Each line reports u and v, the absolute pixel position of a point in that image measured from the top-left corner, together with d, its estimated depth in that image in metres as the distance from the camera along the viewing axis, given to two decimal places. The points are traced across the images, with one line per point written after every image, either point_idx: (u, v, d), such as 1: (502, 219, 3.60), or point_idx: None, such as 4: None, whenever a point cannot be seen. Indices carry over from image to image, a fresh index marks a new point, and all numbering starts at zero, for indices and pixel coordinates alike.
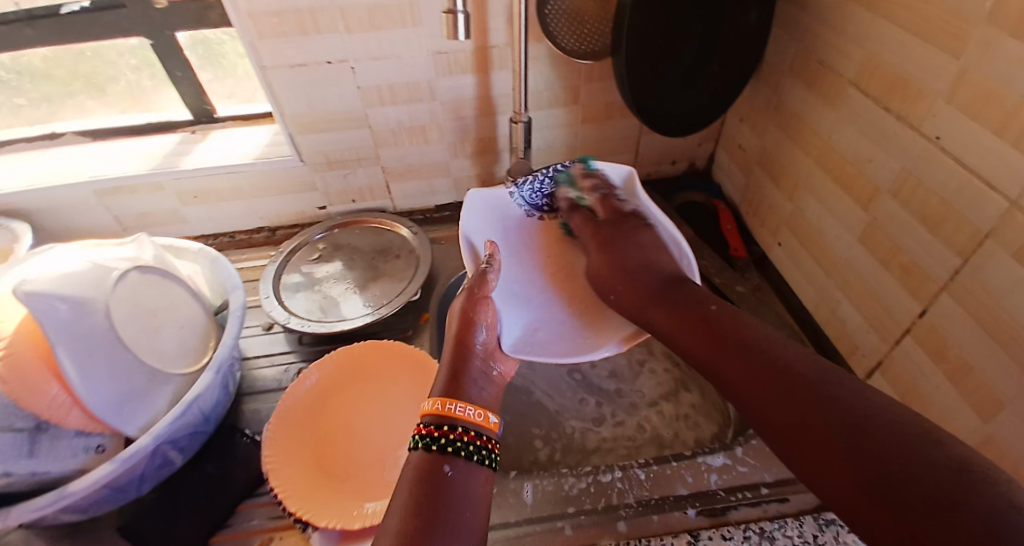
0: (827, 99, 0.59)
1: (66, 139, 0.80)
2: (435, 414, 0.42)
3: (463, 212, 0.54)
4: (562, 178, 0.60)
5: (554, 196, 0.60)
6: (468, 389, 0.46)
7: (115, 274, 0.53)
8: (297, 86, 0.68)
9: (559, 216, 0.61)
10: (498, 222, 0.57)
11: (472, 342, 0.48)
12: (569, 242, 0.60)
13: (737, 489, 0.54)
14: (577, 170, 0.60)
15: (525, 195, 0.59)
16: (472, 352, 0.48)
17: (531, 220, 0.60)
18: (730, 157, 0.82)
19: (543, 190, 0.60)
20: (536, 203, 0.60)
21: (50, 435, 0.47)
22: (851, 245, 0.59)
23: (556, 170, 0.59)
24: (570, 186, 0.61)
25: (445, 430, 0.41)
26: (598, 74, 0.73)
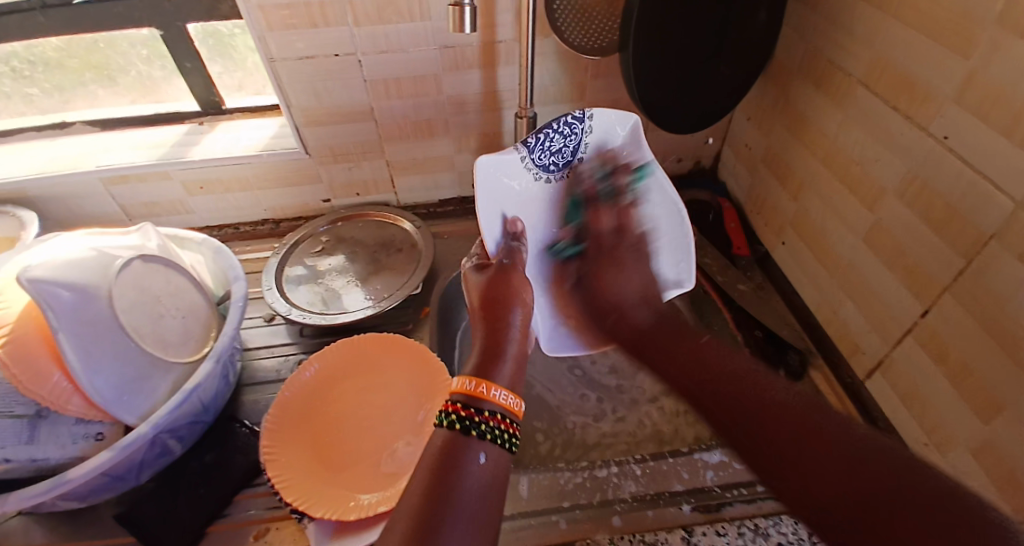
0: (835, 99, 0.59)
1: (77, 128, 0.81)
2: (465, 394, 0.39)
3: (476, 199, 0.48)
4: (570, 132, 0.54)
5: (566, 151, 0.55)
6: (497, 367, 0.42)
7: (118, 262, 0.53)
8: (304, 79, 0.68)
9: (570, 171, 0.57)
10: (509, 198, 0.53)
11: (508, 320, 0.46)
12: (568, 203, 0.58)
13: (733, 486, 0.54)
14: (589, 122, 0.54)
15: (535, 156, 0.53)
16: (506, 335, 0.45)
17: (543, 184, 0.55)
18: (736, 157, 0.81)
19: (550, 148, 0.54)
20: (545, 163, 0.54)
21: (50, 422, 0.47)
22: (856, 246, 0.58)
23: (569, 123, 0.53)
24: (580, 139, 0.54)
25: (476, 412, 0.38)
26: (604, 71, 0.72)
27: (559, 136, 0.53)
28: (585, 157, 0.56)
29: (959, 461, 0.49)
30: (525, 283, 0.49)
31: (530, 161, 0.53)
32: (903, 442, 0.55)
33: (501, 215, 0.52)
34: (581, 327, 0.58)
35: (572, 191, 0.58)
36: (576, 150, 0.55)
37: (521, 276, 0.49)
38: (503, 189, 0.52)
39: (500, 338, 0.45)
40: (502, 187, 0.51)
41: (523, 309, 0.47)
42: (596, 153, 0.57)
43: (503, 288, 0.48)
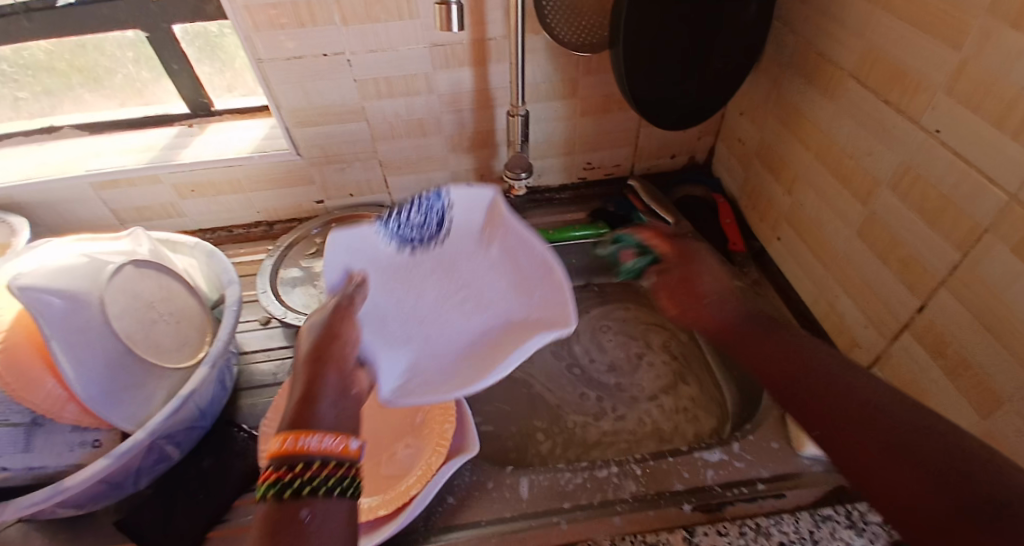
0: (826, 92, 0.59)
1: (65, 133, 0.80)
2: (280, 456, 0.35)
3: (325, 269, 0.47)
4: (427, 210, 0.51)
5: (430, 227, 0.51)
6: (315, 411, 0.38)
7: (110, 268, 0.53)
8: (293, 79, 0.67)
9: (432, 245, 0.51)
10: (369, 262, 0.49)
11: (325, 358, 0.42)
12: (449, 270, 0.52)
13: (733, 485, 0.53)
14: (445, 200, 0.51)
15: (393, 229, 0.50)
16: (324, 386, 0.40)
17: (406, 258, 0.51)
18: (730, 152, 0.81)
19: (409, 223, 0.51)
20: (406, 235, 0.51)
21: (46, 430, 0.47)
22: (851, 239, 0.58)
23: (426, 199, 0.51)
24: (440, 216, 0.51)
25: (296, 470, 0.34)
26: (597, 66, 0.72)
27: (415, 212, 0.51)
28: (448, 232, 0.52)
29: None
30: (354, 324, 0.45)
31: (386, 231, 0.50)
32: None
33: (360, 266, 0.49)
34: (452, 366, 0.47)
35: (436, 263, 0.52)
36: (441, 226, 0.51)
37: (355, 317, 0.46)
38: (362, 250, 0.49)
39: (312, 393, 0.39)
40: (366, 252, 0.49)
41: (340, 362, 0.42)
42: (464, 229, 0.52)
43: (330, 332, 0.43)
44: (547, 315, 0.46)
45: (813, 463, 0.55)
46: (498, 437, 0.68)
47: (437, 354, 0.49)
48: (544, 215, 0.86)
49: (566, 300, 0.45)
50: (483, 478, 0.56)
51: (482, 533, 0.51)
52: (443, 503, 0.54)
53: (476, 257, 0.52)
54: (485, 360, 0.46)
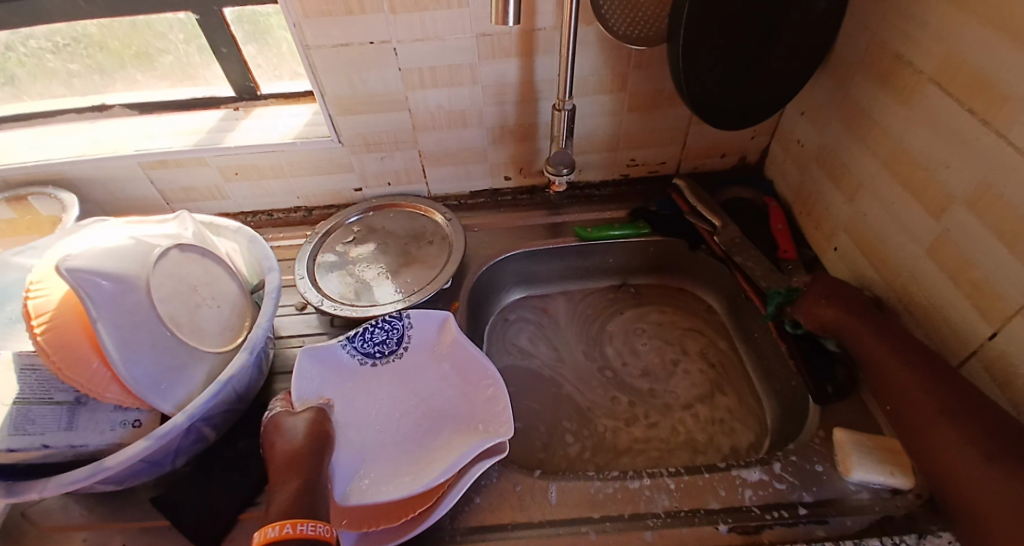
0: (901, 98, 0.54)
1: (115, 112, 0.82)
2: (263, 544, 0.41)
3: (295, 370, 0.58)
4: (392, 327, 0.63)
5: (391, 342, 0.63)
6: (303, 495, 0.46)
7: (156, 251, 0.54)
8: (338, 67, 0.67)
9: (394, 358, 0.63)
10: (329, 380, 0.60)
11: (300, 467, 0.49)
12: (408, 382, 0.63)
13: (773, 507, 0.51)
14: (405, 319, 0.63)
15: (357, 345, 0.62)
16: (302, 475, 0.48)
17: (369, 367, 0.62)
18: (786, 154, 0.77)
19: (373, 340, 0.63)
20: (369, 350, 0.63)
21: (89, 408, 0.49)
22: (917, 256, 0.54)
23: (390, 320, 0.63)
24: (401, 332, 0.63)
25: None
26: (648, 61, 0.69)
27: (381, 331, 0.63)
28: (407, 347, 0.63)
29: None
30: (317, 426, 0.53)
31: (350, 348, 0.61)
32: None
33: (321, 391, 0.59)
34: (399, 473, 0.55)
35: (401, 374, 0.63)
36: (401, 342, 0.63)
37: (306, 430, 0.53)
38: (328, 373, 0.60)
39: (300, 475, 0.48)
40: (333, 369, 0.61)
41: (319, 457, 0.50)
42: (422, 342, 0.64)
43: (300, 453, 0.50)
44: (491, 424, 0.56)
45: (858, 488, 0.53)
46: (526, 437, 0.68)
47: (403, 444, 0.58)
48: (583, 212, 0.84)
49: (504, 416, 0.55)
50: (511, 480, 0.55)
51: (508, 537, 0.51)
52: (470, 502, 0.53)
53: (432, 370, 0.63)
54: (428, 464, 0.55)
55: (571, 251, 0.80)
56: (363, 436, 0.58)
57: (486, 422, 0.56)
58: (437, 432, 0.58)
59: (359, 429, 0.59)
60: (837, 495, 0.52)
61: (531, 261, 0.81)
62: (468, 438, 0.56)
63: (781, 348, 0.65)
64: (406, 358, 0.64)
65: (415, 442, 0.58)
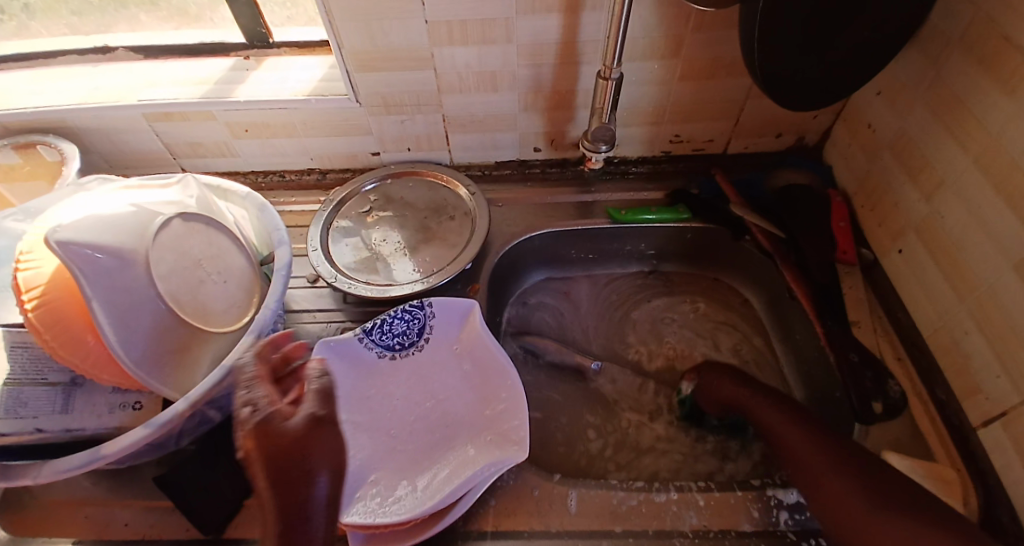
0: (1011, 85, 0.46)
1: (118, 56, 0.76)
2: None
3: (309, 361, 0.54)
4: (413, 318, 0.59)
5: (411, 333, 0.59)
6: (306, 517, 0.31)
7: (157, 221, 0.49)
8: (357, 16, 0.60)
9: (412, 352, 0.59)
10: (344, 374, 0.56)
11: (295, 498, 0.31)
12: (425, 380, 0.58)
13: (809, 535, 0.47)
14: (428, 309, 0.58)
15: (375, 336, 0.57)
16: (300, 508, 0.31)
17: (388, 361, 0.58)
18: (852, 137, 0.68)
19: (392, 332, 0.58)
20: (387, 342, 0.58)
21: (85, 390, 0.46)
22: (1002, 271, 0.48)
23: (410, 310, 0.58)
24: (422, 323, 0.59)
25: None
26: (709, 23, 0.60)
27: (401, 322, 0.58)
28: (427, 340, 0.59)
29: None
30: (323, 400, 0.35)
31: (367, 341, 0.57)
32: None
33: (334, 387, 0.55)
34: (406, 490, 0.51)
35: (418, 369, 0.59)
36: (422, 333, 0.59)
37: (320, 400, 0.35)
38: (343, 365, 0.56)
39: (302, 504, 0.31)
40: (349, 360, 0.56)
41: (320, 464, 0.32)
42: (444, 334, 0.59)
43: (301, 459, 0.31)
44: (505, 436, 0.51)
45: None
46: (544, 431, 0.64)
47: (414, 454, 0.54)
48: (617, 190, 0.77)
49: (519, 431, 0.50)
50: (528, 483, 0.52)
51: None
52: (484, 505, 0.50)
53: (451, 366, 0.59)
54: (437, 482, 0.50)
55: (604, 234, 0.74)
56: (373, 436, 0.55)
57: (501, 434, 0.52)
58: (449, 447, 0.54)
59: (370, 430, 0.55)
60: None
61: (560, 241, 0.75)
62: (479, 459, 0.51)
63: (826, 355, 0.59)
64: (427, 352, 0.59)
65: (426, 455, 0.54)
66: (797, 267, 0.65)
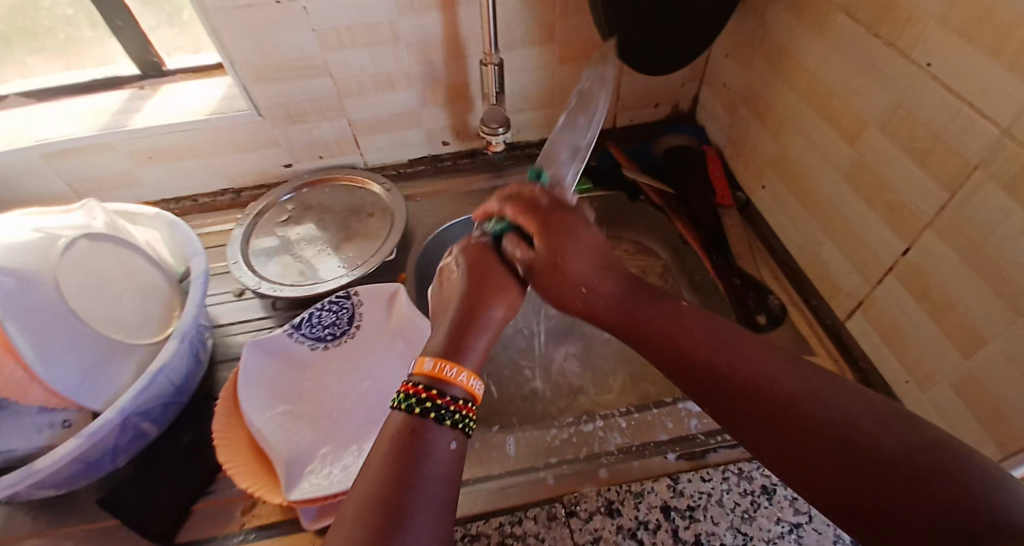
0: (815, 29, 0.56)
1: (9, 102, 0.74)
2: (434, 377, 0.37)
3: (243, 360, 0.55)
4: (340, 308, 0.63)
5: (341, 322, 0.62)
6: (471, 341, 0.41)
7: (60, 244, 0.50)
8: (247, 31, 0.63)
9: (344, 339, 0.62)
10: (280, 370, 0.58)
11: (486, 315, 0.43)
12: (359, 364, 0.61)
13: (716, 432, 0.54)
14: (354, 297, 0.63)
15: (305, 330, 0.61)
16: (484, 323, 0.43)
17: (321, 351, 0.61)
18: (715, 98, 0.78)
19: (322, 323, 0.62)
20: (318, 334, 0.61)
21: (9, 414, 0.45)
22: (837, 184, 0.57)
23: (337, 301, 0.63)
24: (350, 311, 0.63)
25: (444, 397, 0.37)
26: (574, 8, 0.68)
27: (328, 313, 0.62)
28: (358, 327, 0.63)
29: (939, 395, 0.49)
30: (502, 281, 0.46)
31: (298, 335, 0.60)
32: (885, 382, 0.55)
33: (270, 383, 0.56)
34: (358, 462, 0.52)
35: (352, 355, 0.62)
36: (351, 321, 0.63)
37: (498, 276, 0.46)
38: (276, 362, 0.58)
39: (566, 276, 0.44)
40: (282, 356, 0.59)
41: (508, 299, 0.45)
42: (373, 319, 0.63)
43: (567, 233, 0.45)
44: None
45: None
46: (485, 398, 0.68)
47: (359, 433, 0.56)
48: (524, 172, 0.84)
49: None
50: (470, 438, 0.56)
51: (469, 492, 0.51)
52: None
53: (384, 348, 0.62)
54: None
55: None
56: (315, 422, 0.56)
57: None
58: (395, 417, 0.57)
59: (312, 415, 0.56)
60: None
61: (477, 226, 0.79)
62: None
63: (716, 284, 0.67)
64: (360, 338, 0.63)
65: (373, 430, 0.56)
66: (687, 218, 0.73)
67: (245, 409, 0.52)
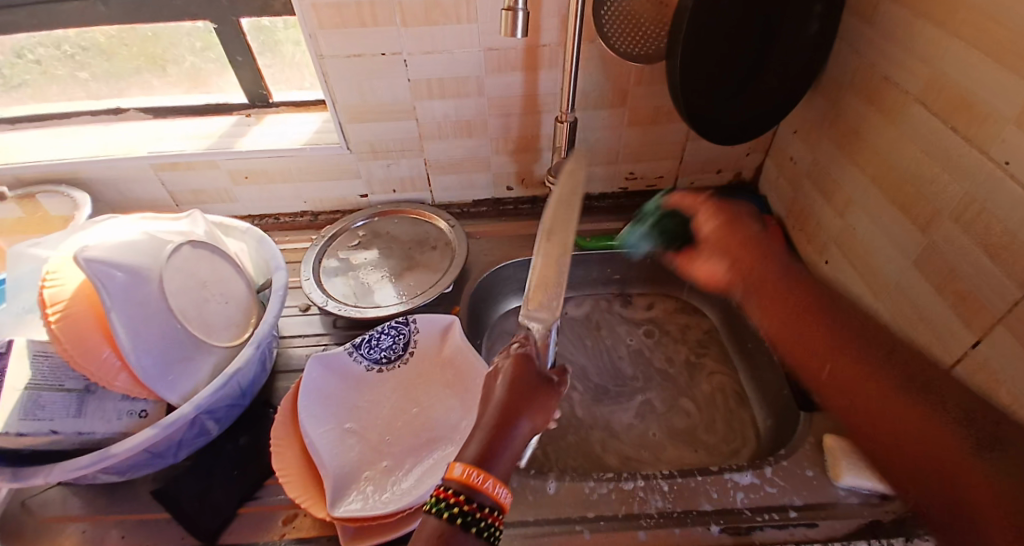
0: (889, 116, 0.57)
1: (130, 115, 0.85)
2: (465, 485, 0.37)
3: (306, 373, 0.59)
4: (398, 333, 0.66)
5: (397, 346, 0.65)
6: (502, 453, 0.40)
7: (169, 247, 0.55)
8: (350, 76, 0.70)
9: (399, 364, 0.65)
10: (338, 385, 0.61)
11: (516, 427, 0.41)
12: (409, 389, 0.64)
13: (764, 509, 0.52)
14: (412, 324, 0.66)
15: (364, 350, 0.64)
16: (512, 437, 0.41)
17: (376, 374, 0.64)
18: (779, 170, 0.80)
19: (380, 346, 0.65)
20: (375, 356, 0.64)
21: (97, 397, 0.50)
22: (905, 268, 0.56)
23: (396, 326, 0.66)
24: (407, 338, 0.66)
25: (473, 507, 0.37)
26: (647, 77, 0.72)
27: (384, 336, 0.65)
28: (413, 353, 0.65)
29: None
30: (539, 394, 0.44)
31: (356, 355, 0.63)
32: None
33: (327, 397, 0.59)
34: (396, 490, 0.53)
35: (403, 380, 0.64)
36: (407, 347, 0.66)
37: (535, 387, 0.44)
38: (332, 377, 0.61)
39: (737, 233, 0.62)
40: (341, 371, 0.62)
41: (535, 415, 0.42)
42: (427, 349, 0.66)
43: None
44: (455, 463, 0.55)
45: (848, 494, 0.53)
46: None
47: (402, 457, 0.57)
48: (583, 222, 0.86)
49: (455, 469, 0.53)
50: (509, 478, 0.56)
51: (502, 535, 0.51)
52: None
53: (435, 378, 0.64)
54: (425, 483, 0.53)
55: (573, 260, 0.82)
56: (365, 442, 0.58)
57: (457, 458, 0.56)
58: (432, 451, 0.58)
59: (362, 433, 0.59)
60: (828, 500, 0.53)
61: None
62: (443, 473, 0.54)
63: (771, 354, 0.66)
64: (414, 364, 0.65)
65: (413, 458, 0.57)
66: None
67: (304, 421, 0.55)
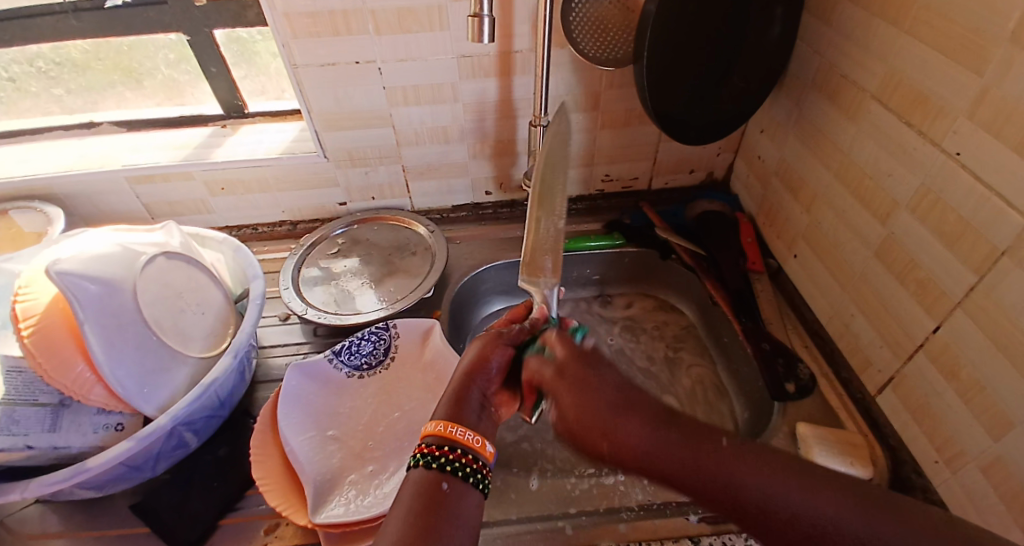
0: (848, 113, 0.59)
1: (103, 129, 0.84)
2: (439, 434, 0.38)
3: (286, 380, 0.59)
4: (378, 338, 0.66)
5: (377, 352, 0.65)
6: (470, 404, 0.42)
7: (143, 258, 0.55)
8: (325, 84, 0.70)
9: (379, 370, 0.65)
10: (317, 391, 0.61)
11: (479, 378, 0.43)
12: (390, 393, 0.64)
13: None
14: (392, 329, 0.66)
15: (344, 356, 0.64)
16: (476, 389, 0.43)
17: (356, 380, 0.64)
18: (749, 169, 0.82)
19: (360, 352, 0.65)
20: (355, 362, 0.64)
21: (73, 411, 0.50)
22: (868, 260, 0.58)
23: (376, 331, 0.66)
24: (387, 343, 0.66)
25: (450, 450, 0.37)
26: (618, 81, 0.73)
27: (363, 342, 0.65)
28: (393, 358, 0.66)
29: (969, 478, 0.48)
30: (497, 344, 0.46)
31: (337, 361, 0.63)
32: (913, 459, 0.55)
33: (307, 404, 0.59)
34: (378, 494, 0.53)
35: (384, 384, 0.64)
36: (388, 352, 0.66)
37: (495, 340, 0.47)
38: (312, 383, 0.61)
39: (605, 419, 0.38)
40: (321, 377, 0.62)
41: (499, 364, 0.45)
42: (407, 353, 0.66)
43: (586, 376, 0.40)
44: None
45: None
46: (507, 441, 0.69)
47: (384, 461, 0.57)
48: None
49: None
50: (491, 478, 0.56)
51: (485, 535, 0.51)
52: None
53: (416, 382, 0.64)
54: None
55: None
56: (346, 447, 0.58)
57: None
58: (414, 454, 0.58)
59: (342, 439, 0.59)
60: None
61: (512, 271, 0.83)
62: None
63: (745, 348, 0.68)
64: (394, 369, 0.65)
65: (396, 461, 0.57)
66: (716, 278, 0.75)
67: (283, 428, 0.55)
